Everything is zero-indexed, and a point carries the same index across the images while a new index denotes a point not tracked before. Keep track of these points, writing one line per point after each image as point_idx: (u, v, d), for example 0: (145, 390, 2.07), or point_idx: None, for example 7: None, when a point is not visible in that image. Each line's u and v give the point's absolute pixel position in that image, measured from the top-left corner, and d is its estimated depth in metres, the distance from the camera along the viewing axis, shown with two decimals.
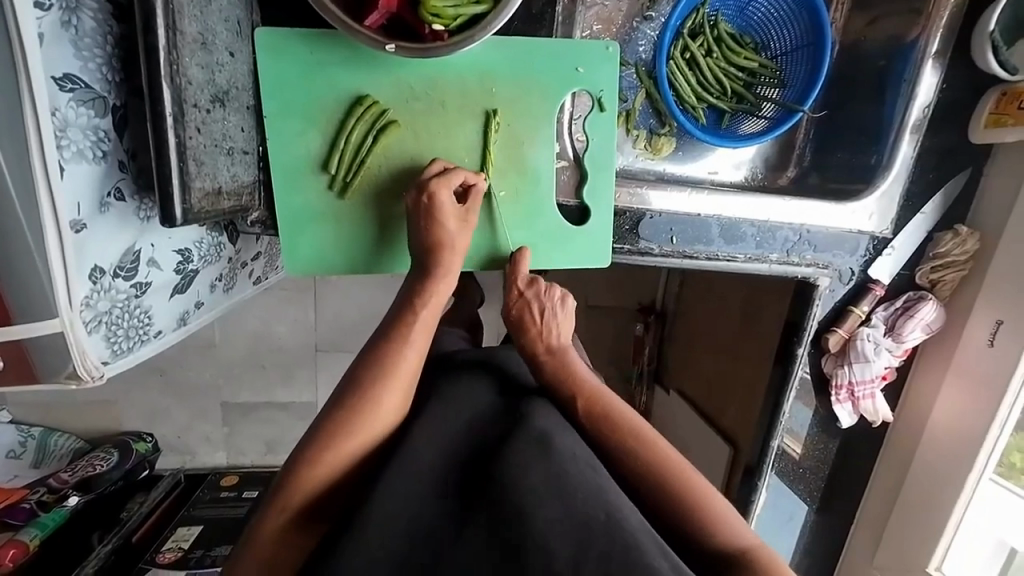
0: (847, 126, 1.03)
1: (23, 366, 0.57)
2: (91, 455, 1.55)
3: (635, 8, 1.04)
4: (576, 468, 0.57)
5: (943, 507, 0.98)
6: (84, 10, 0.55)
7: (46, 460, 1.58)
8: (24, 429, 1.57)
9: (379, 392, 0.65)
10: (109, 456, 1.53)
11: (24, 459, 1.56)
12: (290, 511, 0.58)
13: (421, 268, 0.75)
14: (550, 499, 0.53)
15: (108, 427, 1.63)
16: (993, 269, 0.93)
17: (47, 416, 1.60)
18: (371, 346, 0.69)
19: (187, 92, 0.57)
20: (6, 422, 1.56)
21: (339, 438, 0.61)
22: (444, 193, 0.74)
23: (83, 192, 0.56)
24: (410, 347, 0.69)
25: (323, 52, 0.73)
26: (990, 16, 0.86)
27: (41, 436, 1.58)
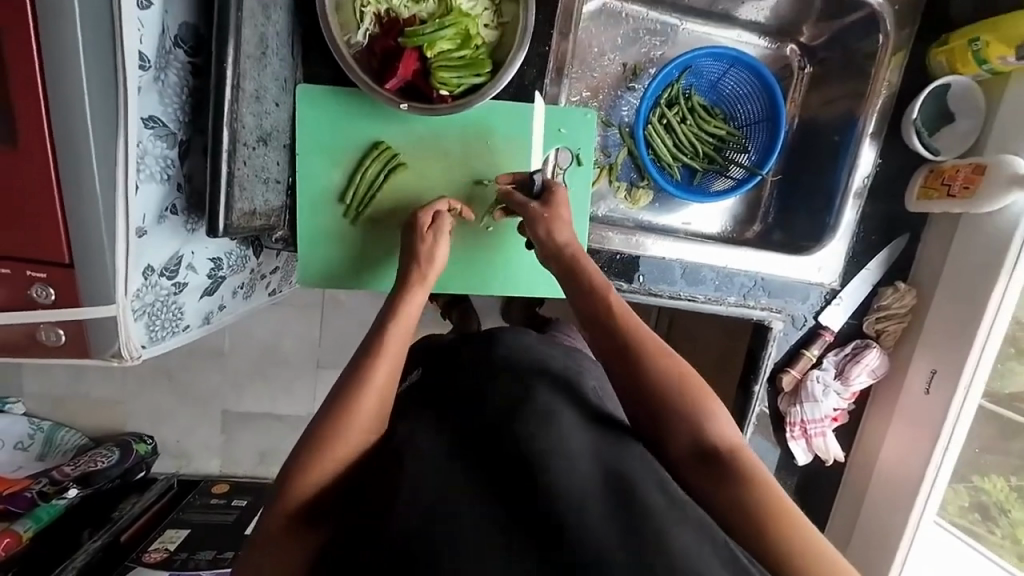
0: (802, 189, 1.16)
1: (82, 343, 0.69)
2: (94, 452, 1.64)
3: (620, 79, 1.20)
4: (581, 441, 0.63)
5: (890, 547, 1.04)
6: (171, 68, 0.71)
7: (50, 453, 1.68)
8: (36, 422, 1.68)
9: (356, 399, 0.69)
10: (111, 454, 1.62)
11: (31, 451, 1.66)
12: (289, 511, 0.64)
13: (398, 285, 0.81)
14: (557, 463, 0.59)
15: (113, 426, 1.73)
16: (928, 323, 1.04)
17: (59, 411, 1.71)
18: (358, 355, 0.73)
19: (241, 134, 0.72)
20: (19, 414, 1.67)
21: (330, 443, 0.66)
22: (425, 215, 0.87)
23: (148, 206, 0.71)
24: (386, 356, 0.73)
25: (350, 106, 0.89)
26: (911, 108, 1.00)
27: (49, 430, 1.68)
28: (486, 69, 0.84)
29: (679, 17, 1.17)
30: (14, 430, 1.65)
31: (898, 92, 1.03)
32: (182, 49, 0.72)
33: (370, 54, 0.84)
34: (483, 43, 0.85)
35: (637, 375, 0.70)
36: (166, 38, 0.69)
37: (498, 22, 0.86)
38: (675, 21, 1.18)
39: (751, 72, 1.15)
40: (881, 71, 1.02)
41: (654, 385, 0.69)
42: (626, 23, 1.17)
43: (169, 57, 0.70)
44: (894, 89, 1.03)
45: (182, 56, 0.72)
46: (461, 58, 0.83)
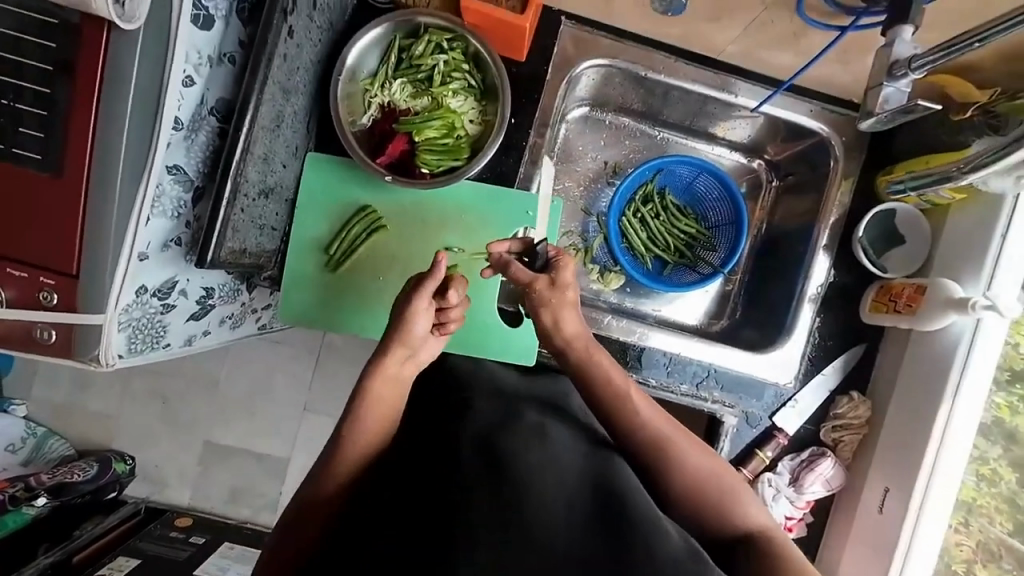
0: (766, 291, 1.21)
1: (70, 343, 0.79)
2: (74, 463, 1.70)
3: (602, 174, 1.33)
4: (570, 456, 0.75)
5: None
6: (202, 130, 0.87)
7: (35, 459, 1.76)
8: (32, 426, 1.77)
9: (357, 423, 0.83)
10: (88, 468, 1.67)
11: (18, 455, 1.75)
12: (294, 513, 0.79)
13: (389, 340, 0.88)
14: (547, 471, 0.71)
15: (100, 442, 1.80)
16: (884, 438, 1.02)
17: (56, 420, 1.80)
18: (362, 392, 0.85)
19: (243, 186, 0.86)
20: (20, 417, 1.76)
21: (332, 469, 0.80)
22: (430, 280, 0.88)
23: (154, 236, 0.83)
24: (381, 388, 0.85)
25: (346, 173, 1.03)
26: (859, 226, 1.07)
27: (41, 436, 1.76)
28: (463, 155, 0.99)
29: (659, 128, 1.31)
30: (9, 431, 1.74)
31: (850, 211, 1.11)
32: (214, 117, 0.89)
33: (371, 134, 1.01)
34: (466, 134, 1.00)
35: (668, 466, 0.80)
36: (202, 107, 0.86)
37: (481, 118, 1.01)
38: (655, 131, 1.31)
39: (719, 181, 1.26)
40: (834, 191, 1.10)
41: (681, 474, 0.79)
42: (609, 129, 1.31)
43: (201, 122, 0.86)
44: (847, 208, 1.10)
45: (213, 122, 0.89)
46: (443, 145, 0.98)
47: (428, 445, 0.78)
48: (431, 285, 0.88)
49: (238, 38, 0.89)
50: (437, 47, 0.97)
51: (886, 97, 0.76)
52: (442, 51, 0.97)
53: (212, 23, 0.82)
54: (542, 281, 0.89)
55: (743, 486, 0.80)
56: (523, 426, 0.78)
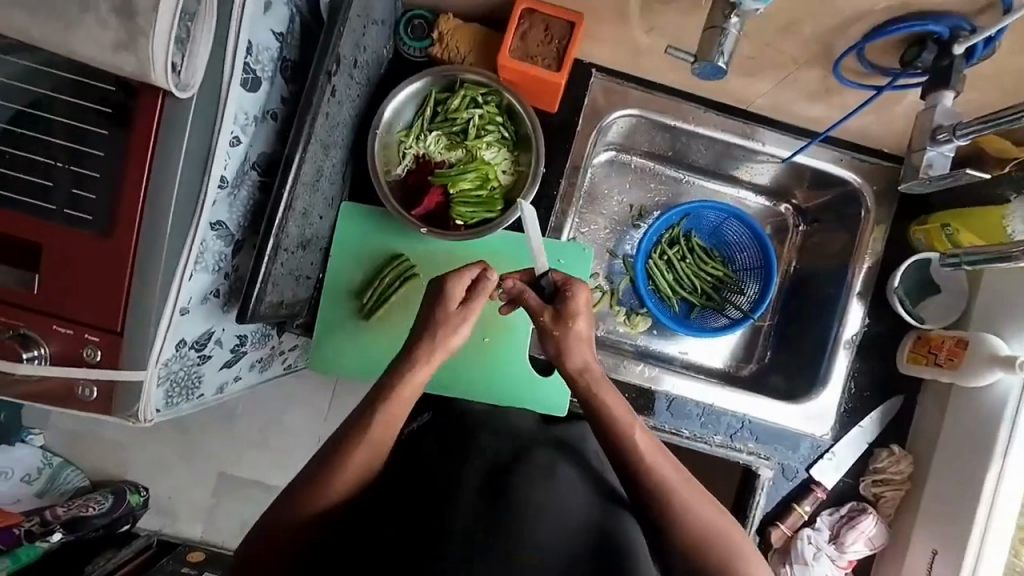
0: (795, 335, 1.20)
1: (111, 400, 0.80)
2: (89, 496, 1.68)
3: (627, 216, 1.33)
4: (576, 499, 0.74)
5: None
6: (244, 186, 0.88)
7: (50, 491, 1.74)
8: (48, 456, 1.76)
9: (346, 446, 0.76)
10: (103, 501, 1.64)
11: (32, 486, 1.73)
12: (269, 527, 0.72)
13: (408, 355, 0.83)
14: (553, 516, 0.71)
15: (115, 472, 1.78)
16: (928, 496, 0.99)
17: (71, 451, 1.78)
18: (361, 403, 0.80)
19: (284, 242, 0.87)
20: (37, 446, 1.76)
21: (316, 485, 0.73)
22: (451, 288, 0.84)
23: (196, 291, 0.84)
24: (379, 417, 0.78)
25: (379, 222, 1.04)
26: (894, 277, 1.06)
27: (57, 466, 1.76)
28: (497, 207, 1.00)
29: (683, 172, 1.32)
30: (26, 461, 1.73)
31: (883, 259, 1.10)
32: (255, 171, 0.90)
33: (405, 184, 1.02)
34: (500, 185, 1.01)
35: (668, 512, 0.73)
36: (246, 163, 0.87)
37: (514, 169, 1.02)
38: (680, 175, 1.32)
39: (747, 226, 1.25)
40: (865, 239, 1.11)
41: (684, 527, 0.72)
42: (634, 172, 1.32)
43: (244, 178, 0.88)
44: (879, 256, 1.10)
45: (254, 177, 0.90)
46: (477, 197, 0.99)
47: (427, 478, 0.75)
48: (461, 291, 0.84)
49: (282, 96, 0.91)
50: (472, 101, 0.99)
51: (929, 160, 0.78)
52: (477, 105, 0.99)
53: (258, 85, 0.84)
54: (550, 314, 0.84)
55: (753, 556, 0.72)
56: (530, 462, 0.77)
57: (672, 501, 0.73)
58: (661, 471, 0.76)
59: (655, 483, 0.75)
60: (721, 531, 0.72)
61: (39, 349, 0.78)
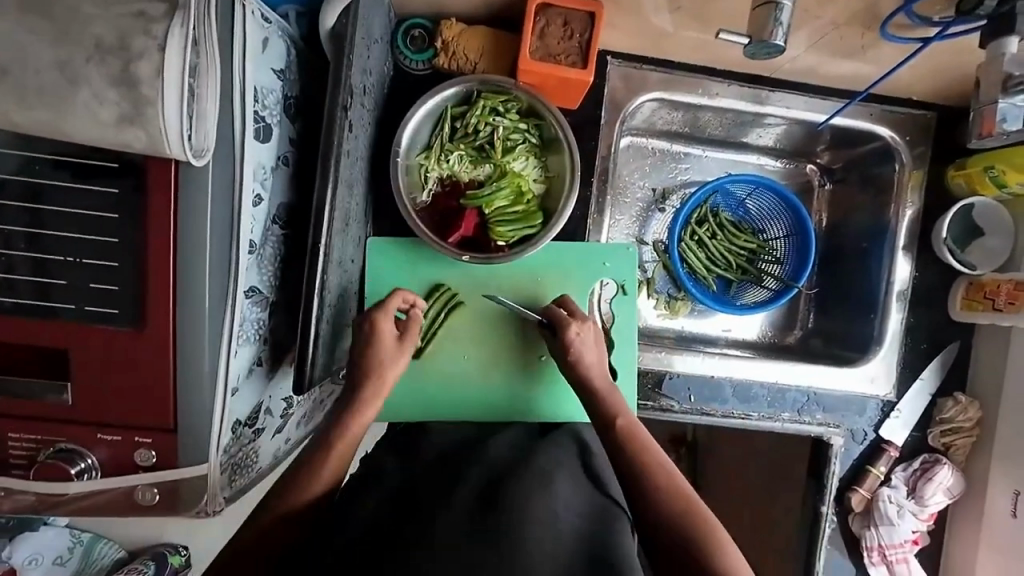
0: (839, 295, 1.17)
1: (174, 501, 0.73)
2: (127, 568, 1.42)
3: (651, 201, 1.28)
4: (572, 505, 0.75)
5: None
6: (269, 244, 0.81)
7: (86, 570, 1.45)
8: (76, 533, 1.46)
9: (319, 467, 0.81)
10: (144, 570, 1.39)
11: (67, 566, 1.43)
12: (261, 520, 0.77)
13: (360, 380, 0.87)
14: (549, 527, 0.70)
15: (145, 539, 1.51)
16: (1000, 438, 1.00)
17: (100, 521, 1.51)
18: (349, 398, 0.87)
19: (327, 298, 0.81)
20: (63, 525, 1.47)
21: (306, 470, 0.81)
22: (385, 324, 0.88)
23: (241, 366, 0.78)
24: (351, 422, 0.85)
25: (412, 254, 0.98)
26: (941, 225, 1.05)
27: (88, 542, 1.46)
28: (536, 221, 0.94)
29: (701, 146, 1.27)
30: (53, 543, 1.44)
31: (922, 209, 1.09)
32: (278, 225, 0.83)
33: (433, 211, 0.95)
34: (534, 196, 0.96)
35: (656, 497, 0.77)
36: (268, 219, 0.80)
37: (545, 177, 0.97)
38: (698, 150, 1.28)
39: (777, 194, 1.22)
40: (903, 190, 1.09)
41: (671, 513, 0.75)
42: (652, 156, 1.27)
43: (269, 236, 0.80)
44: (917, 209, 1.09)
45: (277, 231, 0.83)
46: (514, 212, 0.93)
47: (423, 488, 0.76)
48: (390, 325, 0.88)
49: (290, 137, 0.83)
50: (493, 111, 0.93)
51: (1002, 113, 0.82)
52: (498, 115, 0.93)
53: (269, 132, 0.76)
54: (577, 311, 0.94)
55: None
56: (527, 476, 0.77)
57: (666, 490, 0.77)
58: (661, 466, 0.80)
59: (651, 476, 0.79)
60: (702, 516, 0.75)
61: (86, 460, 0.71)
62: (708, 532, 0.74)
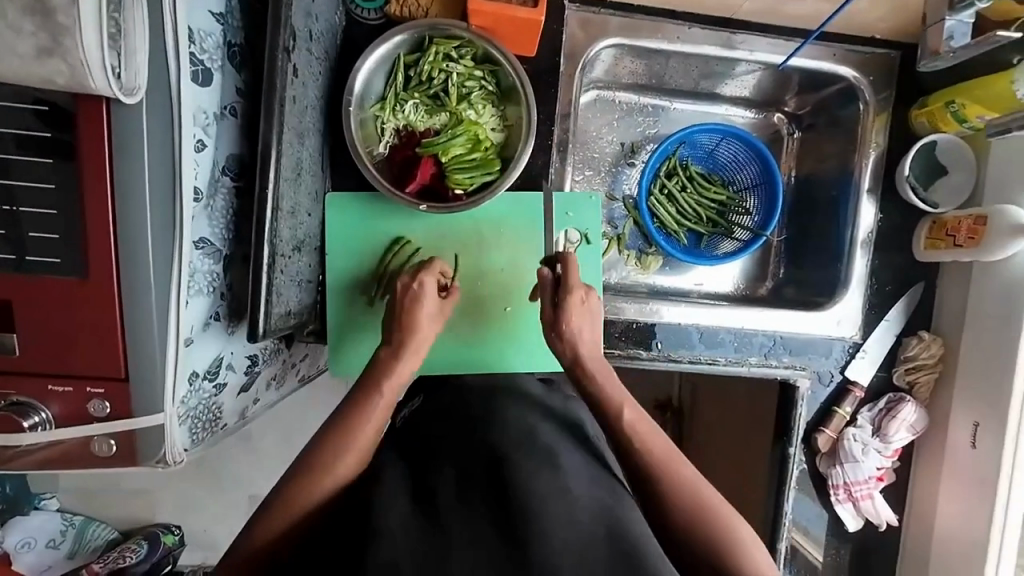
0: (808, 244, 1.19)
1: (133, 452, 0.74)
2: (122, 546, 1.49)
3: (620, 156, 1.27)
4: (582, 484, 0.71)
5: None
6: (219, 194, 0.80)
7: (80, 551, 1.53)
8: (68, 516, 1.54)
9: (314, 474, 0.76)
10: (138, 547, 1.46)
11: (60, 549, 1.53)
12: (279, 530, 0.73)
13: (394, 346, 0.87)
14: (557, 502, 0.66)
15: (141, 517, 1.56)
16: (962, 372, 1.02)
17: (89, 504, 1.56)
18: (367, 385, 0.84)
19: (279, 247, 0.80)
20: (55, 510, 1.54)
21: (321, 465, 0.76)
22: (429, 280, 0.91)
23: (195, 317, 0.77)
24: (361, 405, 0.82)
25: (372, 208, 0.97)
26: (903, 164, 1.06)
27: (81, 525, 1.54)
28: (495, 167, 0.93)
29: (668, 99, 1.26)
30: (46, 526, 1.52)
31: (886, 149, 1.09)
32: (228, 176, 0.81)
33: (391, 162, 0.94)
34: (492, 144, 0.94)
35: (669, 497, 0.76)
36: (216, 169, 0.78)
37: (503, 125, 0.95)
38: (665, 102, 1.26)
39: (744, 142, 1.21)
40: (868, 132, 1.09)
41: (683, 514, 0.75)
42: (620, 109, 1.26)
43: (218, 186, 0.79)
44: (882, 150, 1.09)
45: (228, 182, 0.81)
46: (473, 160, 0.92)
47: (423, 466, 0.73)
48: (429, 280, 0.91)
49: (237, 87, 0.82)
50: (446, 58, 0.91)
51: (951, 31, 1.00)
52: (453, 61, 0.91)
53: (210, 77, 0.74)
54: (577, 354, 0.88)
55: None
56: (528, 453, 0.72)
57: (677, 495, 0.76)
58: (677, 472, 0.78)
59: (665, 489, 0.77)
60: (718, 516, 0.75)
61: (40, 414, 0.71)
62: (727, 532, 0.74)
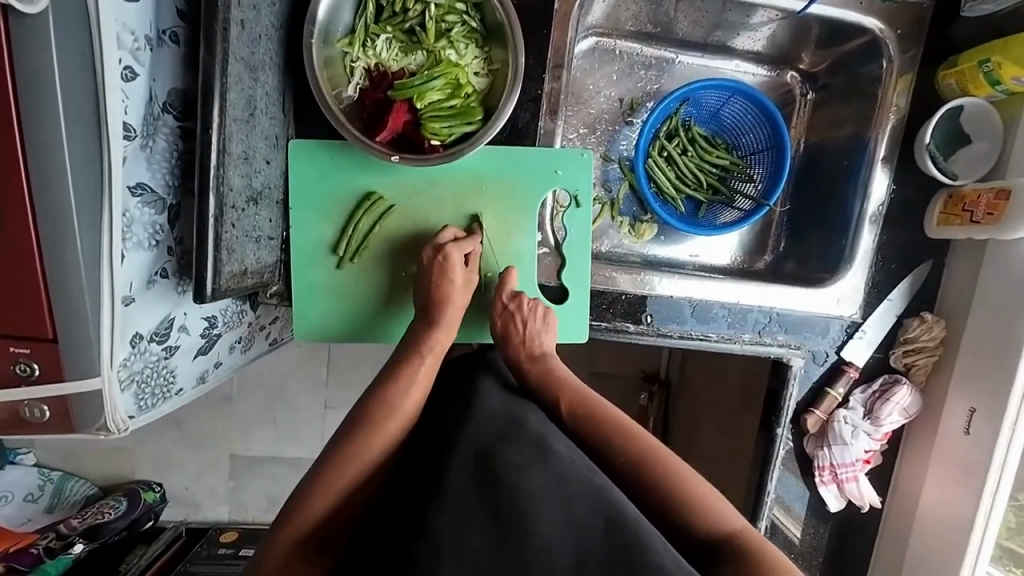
0: (815, 215, 1.11)
1: (70, 417, 0.67)
2: (101, 502, 1.41)
3: (618, 113, 1.16)
4: (577, 473, 0.62)
5: None
6: (159, 134, 0.70)
7: (60, 505, 1.45)
8: (45, 471, 1.46)
9: (308, 498, 0.69)
10: (117, 504, 1.39)
11: (39, 503, 1.44)
12: (294, 538, 0.67)
13: (425, 319, 0.86)
14: (554, 500, 0.59)
15: (120, 475, 1.49)
16: (962, 356, 0.98)
17: (68, 459, 1.48)
18: (387, 376, 0.80)
19: (228, 197, 0.71)
20: (31, 465, 1.46)
21: (336, 467, 0.70)
22: (456, 255, 0.86)
23: (136, 273, 0.69)
24: (376, 398, 0.77)
25: (339, 160, 0.88)
26: (925, 131, 0.97)
27: (59, 480, 1.46)
28: (477, 117, 0.84)
29: (675, 50, 1.15)
30: (22, 482, 1.44)
31: (906, 114, 1.00)
32: (170, 114, 0.72)
33: (361, 107, 0.84)
34: (474, 91, 0.84)
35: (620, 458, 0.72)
36: (154, 104, 0.69)
37: (488, 69, 0.85)
38: (670, 54, 1.15)
39: (753, 102, 1.11)
40: (888, 94, 1.00)
41: (639, 476, 0.70)
42: (620, 60, 1.14)
43: (157, 124, 0.69)
44: (902, 115, 1.00)
45: (170, 121, 0.72)
46: (451, 107, 0.83)
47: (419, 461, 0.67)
48: (455, 251, 0.86)
49: (178, 8, 0.71)
50: None
51: None
52: None
53: None
54: (532, 362, 0.85)
55: (781, 554, 0.64)
56: (521, 443, 0.64)
57: (624, 456, 0.72)
58: (621, 429, 0.75)
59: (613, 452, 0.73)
60: (674, 472, 0.70)
61: None
62: (684, 488, 0.69)
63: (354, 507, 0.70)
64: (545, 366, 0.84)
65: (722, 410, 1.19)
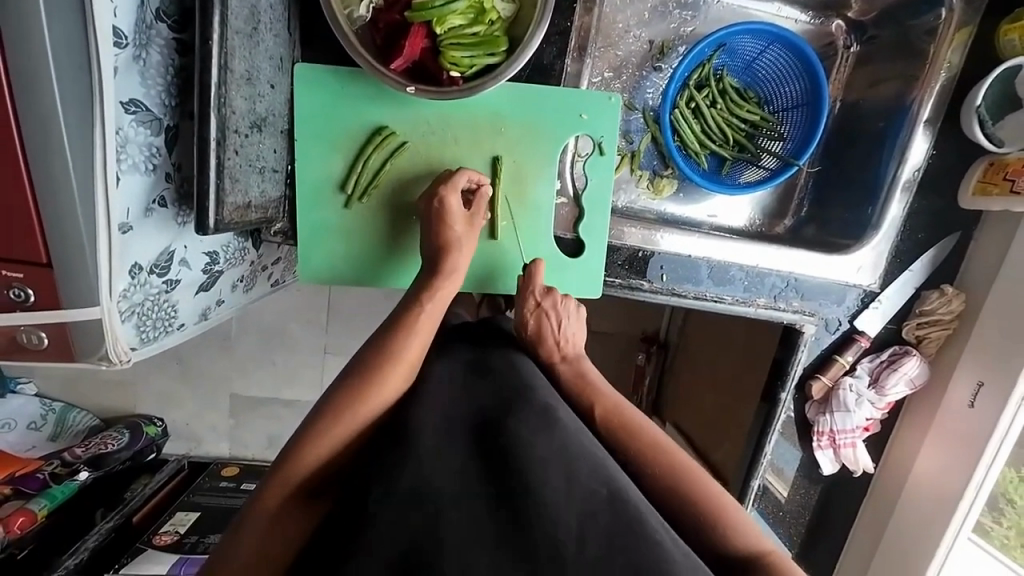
0: (843, 179, 1.06)
1: (63, 347, 0.65)
2: (105, 432, 1.43)
3: (646, 57, 1.07)
4: (578, 442, 0.62)
5: (927, 548, 0.99)
6: (153, 45, 0.64)
7: (64, 434, 1.47)
8: (47, 401, 1.47)
9: (309, 436, 0.67)
10: (120, 436, 1.41)
11: (42, 432, 1.45)
12: (292, 476, 0.65)
13: (431, 264, 0.82)
14: (561, 462, 0.58)
15: (122, 408, 1.50)
16: (978, 328, 0.97)
17: (70, 390, 1.49)
18: (393, 323, 0.78)
19: (231, 120, 0.66)
20: (31, 395, 1.46)
21: (338, 409, 0.69)
22: (453, 197, 0.81)
23: (133, 199, 0.65)
24: (382, 342, 0.75)
25: (349, 88, 0.82)
26: (977, 92, 0.92)
27: (61, 410, 1.47)
28: (501, 48, 0.76)
29: None
30: (24, 410, 1.44)
31: (957, 74, 0.94)
32: (164, 23, 0.65)
33: (374, 30, 0.77)
34: (499, 18, 0.77)
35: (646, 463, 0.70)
36: (147, 9, 0.62)
37: None
38: None
39: (793, 52, 1.04)
40: (940, 50, 0.93)
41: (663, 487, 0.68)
42: None
43: (150, 33, 0.63)
44: (953, 73, 0.94)
45: (164, 31, 0.65)
46: (474, 35, 0.76)
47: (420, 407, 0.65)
48: (448, 194, 0.81)
49: None
50: None
51: None
52: None
53: None
54: (566, 363, 0.84)
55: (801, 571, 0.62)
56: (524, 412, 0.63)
57: (652, 462, 0.70)
58: (648, 434, 0.73)
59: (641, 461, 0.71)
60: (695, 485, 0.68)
61: None
62: (704, 497, 0.67)
63: (354, 447, 0.69)
64: (580, 367, 0.83)
65: (723, 374, 1.18)
